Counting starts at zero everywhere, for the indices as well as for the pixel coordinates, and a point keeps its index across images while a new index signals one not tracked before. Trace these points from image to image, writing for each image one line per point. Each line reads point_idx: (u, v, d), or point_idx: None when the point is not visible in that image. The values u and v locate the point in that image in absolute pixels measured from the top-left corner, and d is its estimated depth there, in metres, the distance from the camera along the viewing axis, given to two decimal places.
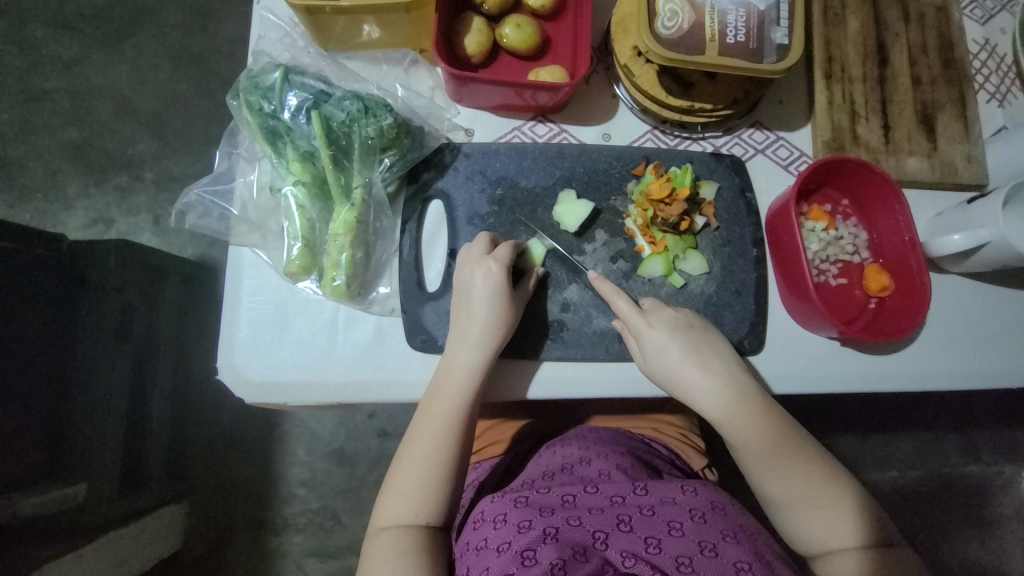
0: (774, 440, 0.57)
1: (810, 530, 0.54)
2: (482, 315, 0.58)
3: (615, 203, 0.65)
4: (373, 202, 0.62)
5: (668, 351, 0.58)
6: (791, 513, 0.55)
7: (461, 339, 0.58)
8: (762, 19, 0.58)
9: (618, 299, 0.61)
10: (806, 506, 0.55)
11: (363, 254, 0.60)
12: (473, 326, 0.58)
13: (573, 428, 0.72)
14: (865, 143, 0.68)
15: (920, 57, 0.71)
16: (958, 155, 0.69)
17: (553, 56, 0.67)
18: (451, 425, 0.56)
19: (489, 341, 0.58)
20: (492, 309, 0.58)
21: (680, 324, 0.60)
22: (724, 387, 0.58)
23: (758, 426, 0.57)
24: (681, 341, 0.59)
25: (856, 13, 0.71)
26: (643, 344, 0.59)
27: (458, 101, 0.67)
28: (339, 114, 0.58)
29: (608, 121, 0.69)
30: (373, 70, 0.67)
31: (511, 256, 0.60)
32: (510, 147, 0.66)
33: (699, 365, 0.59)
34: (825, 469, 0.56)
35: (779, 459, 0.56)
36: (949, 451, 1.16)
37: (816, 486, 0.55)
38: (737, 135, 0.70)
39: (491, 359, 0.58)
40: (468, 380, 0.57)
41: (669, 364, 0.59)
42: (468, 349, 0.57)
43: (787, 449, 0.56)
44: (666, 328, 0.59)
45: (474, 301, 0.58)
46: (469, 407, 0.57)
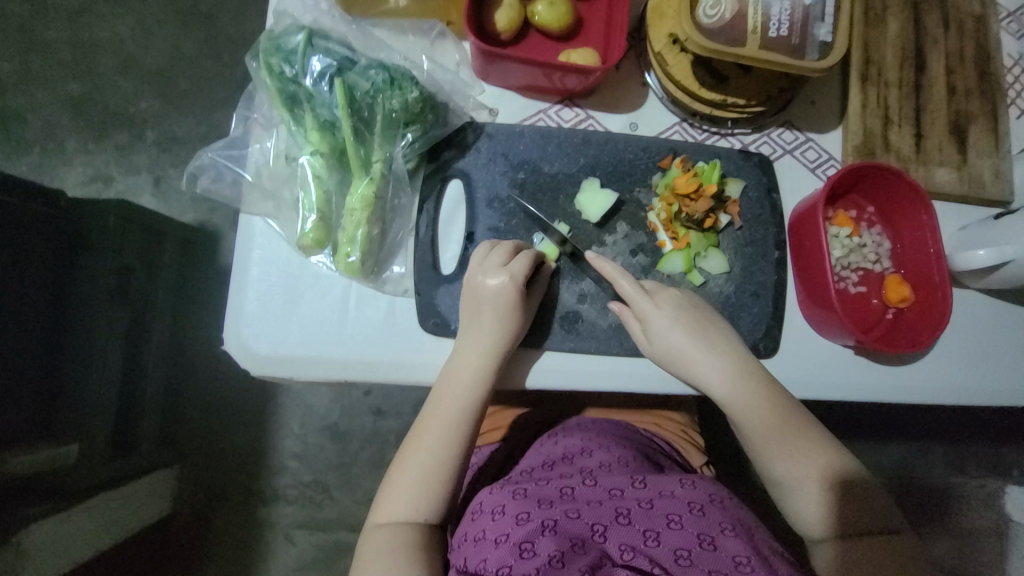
0: (782, 422, 0.56)
1: (813, 513, 0.54)
2: (494, 322, 0.57)
3: (639, 195, 0.64)
4: (392, 178, 0.60)
5: (671, 331, 0.57)
6: (792, 497, 0.55)
7: (474, 329, 0.57)
8: (806, 13, 0.56)
9: (622, 281, 0.59)
10: (811, 488, 0.54)
11: (379, 231, 0.59)
12: (485, 314, 0.57)
13: (575, 419, 0.72)
14: (895, 150, 0.67)
15: (957, 66, 0.69)
16: (986, 170, 0.67)
17: (585, 38, 0.65)
18: (461, 412, 0.56)
19: (505, 330, 0.57)
20: (504, 318, 0.57)
21: (681, 304, 0.59)
22: (730, 368, 0.57)
23: (763, 408, 0.56)
24: (685, 322, 0.58)
25: (897, 16, 0.69)
26: (648, 326, 0.58)
27: (484, 78, 0.64)
28: (364, 84, 0.56)
29: (636, 110, 0.67)
30: (399, 40, 0.64)
31: (527, 270, 0.57)
32: (536, 130, 0.64)
33: (709, 350, 0.58)
34: (829, 449, 0.56)
35: (788, 441, 0.55)
36: (936, 462, 1.18)
37: (819, 469, 0.55)
38: (767, 134, 0.68)
39: (505, 349, 0.57)
40: (480, 372, 0.56)
41: (671, 345, 0.58)
42: (480, 344, 0.56)
43: (794, 432, 0.56)
44: (670, 307, 0.58)
45: (488, 308, 0.57)
46: (481, 392, 0.56)
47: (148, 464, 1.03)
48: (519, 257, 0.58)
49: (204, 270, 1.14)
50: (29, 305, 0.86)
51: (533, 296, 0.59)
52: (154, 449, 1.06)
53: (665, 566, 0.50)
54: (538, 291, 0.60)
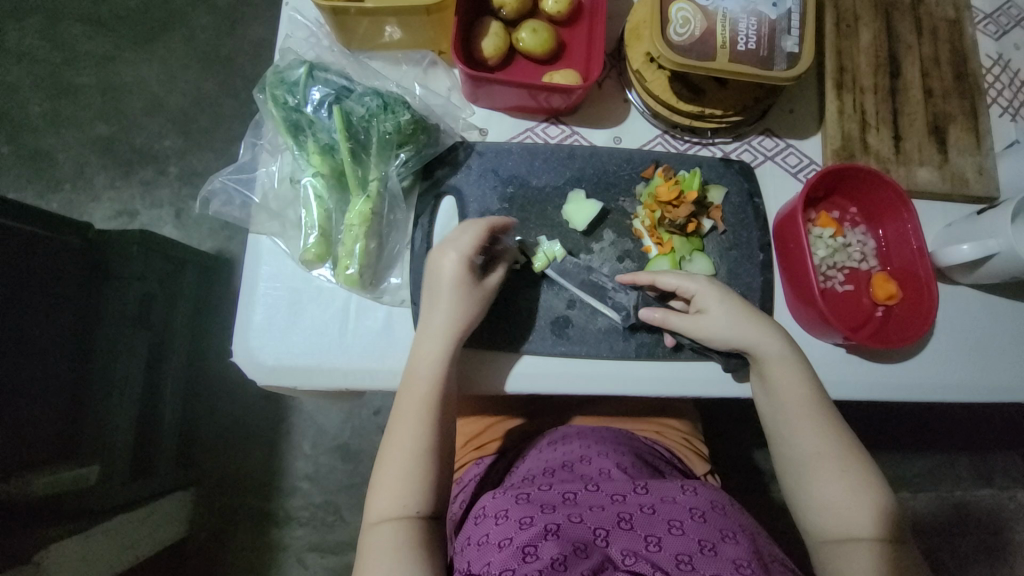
0: (809, 403, 0.59)
1: (834, 509, 0.56)
2: (452, 297, 0.58)
3: (624, 204, 0.67)
4: (388, 195, 0.64)
5: (719, 307, 0.60)
6: (806, 477, 0.58)
7: (432, 308, 0.59)
8: (773, 28, 0.59)
9: (663, 276, 0.61)
10: (835, 480, 0.57)
11: (377, 245, 0.63)
12: (434, 319, 0.58)
13: (574, 426, 0.73)
14: (874, 152, 0.69)
15: (933, 70, 0.71)
16: (969, 167, 0.69)
17: (568, 60, 0.69)
18: (433, 412, 0.57)
19: (468, 301, 0.59)
20: (465, 288, 0.58)
21: (725, 289, 0.61)
22: (786, 347, 0.59)
23: (798, 388, 0.58)
24: (733, 301, 0.60)
25: (869, 25, 0.72)
26: (699, 304, 0.60)
27: (474, 102, 0.69)
28: (359, 109, 0.61)
29: (620, 125, 0.70)
30: (393, 70, 0.69)
31: (473, 246, 0.58)
32: (523, 149, 0.67)
33: (754, 327, 0.59)
34: (851, 446, 0.58)
35: (811, 422, 0.58)
36: (962, 474, 1.14)
37: (836, 457, 0.58)
38: (747, 142, 0.70)
39: (466, 321, 0.58)
40: (441, 351, 0.58)
41: (718, 320, 0.59)
42: (433, 350, 0.58)
43: (818, 414, 0.58)
44: (724, 291, 0.60)
45: (446, 281, 0.58)
46: (443, 374, 0.58)
47: (165, 485, 1.07)
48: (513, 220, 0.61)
49: (220, 294, 1.19)
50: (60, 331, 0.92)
51: (489, 282, 0.60)
52: (171, 471, 1.09)
53: (668, 571, 0.51)
54: (495, 275, 0.61)
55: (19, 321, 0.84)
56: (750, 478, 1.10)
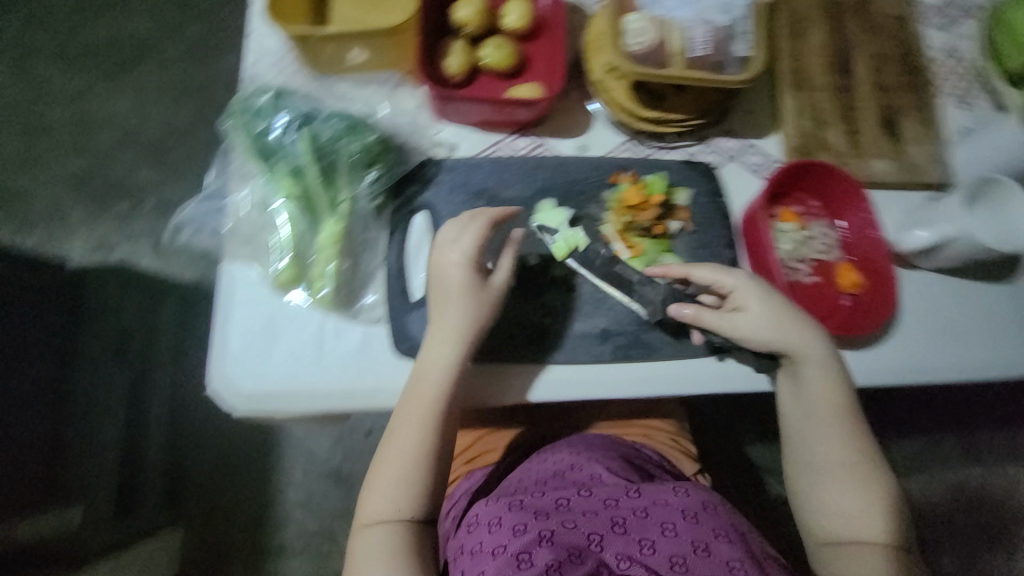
0: (839, 411, 0.61)
1: (837, 511, 0.60)
2: (460, 305, 0.57)
3: (593, 211, 0.68)
4: (359, 214, 0.65)
5: (761, 305, 0.60)
6: (820, 480, 0.62)
7: (442, 311, 0.58)
8: (724, 34, 0.62)
9: (698, 270, 0.62)
10: (846, 483, 0.61)
11: (350, 264, 0.64)
12: (445, 323, 0.58)
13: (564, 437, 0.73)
14: (831, 147, 0.71)
15: (881, 66, 0.74)
16: (924, 156, 0.71)
17: (532, 72, 0.71)
18: (436, 415, 0.57)
19: (479, 309, 0.58)
20: (473, 292, 0.58)
21: (767, 287, 0.61)
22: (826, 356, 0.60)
23: (828, 396, 0.61)
24: (773, 301, 0.60)
25: (816, 28, 0.75)
26: (737, 299, 0.61)
27: (442, 118, 0.70)
28: (325, 132, 0.63)
29: (585, 134, 0.72)
30: (360, 90, 0.69)
31: (474, 250, 0.58)
32: (491, 163, 0.69)
33: (795, 328, 0.60)
34: (871, 457, 0.61)
35: (836, 430, 0.61)
36: (951, 455, 1.16)
37: (854, 466, 0.61)
38: (710, 144, 0.72)
39: (477, 330, 0.58)
40: (448, 363, 0.57)
41: (755, 317, 0.60)
42: (441, 362, 0.57)
43: (845, 423, 0.61)
44: (766, 291, 0.61)
45: (454, 282, 0.58)
46: (447, 386, 0.57)
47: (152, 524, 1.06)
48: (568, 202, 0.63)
49: None
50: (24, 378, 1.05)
51: (495, 284, 0.59)
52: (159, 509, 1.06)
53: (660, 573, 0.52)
54: (501, 273, 0.60)
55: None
56: (745, 475, 1.11)
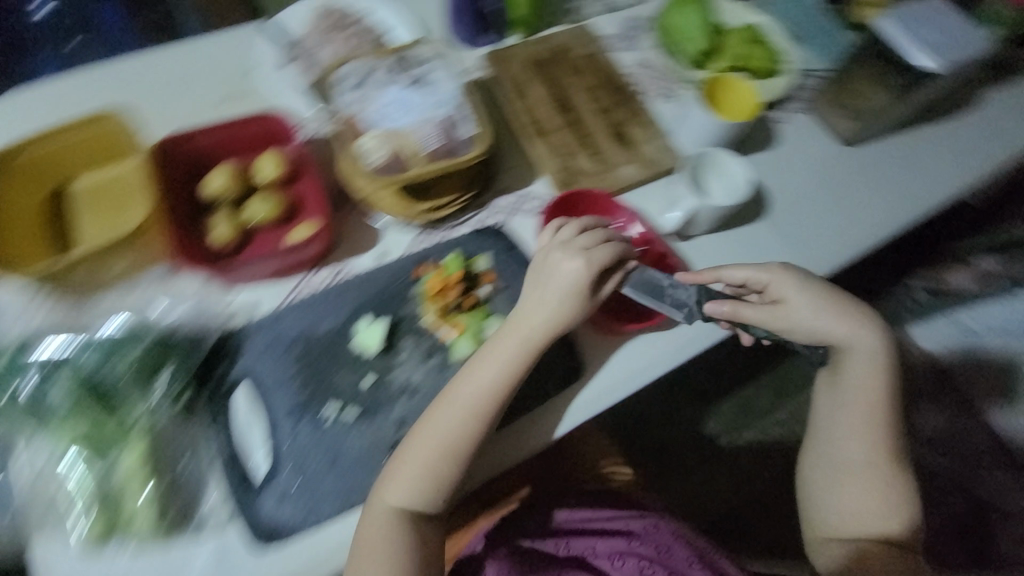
0: (870, 409, 0.68)
1: (850, 508, 0.69)
2: (495, 367, 0.63)
3: (410, 309, 0.70)
4: (164, 422, 0.61)
5: (797, 293, 0.69)
6: (845, 482, 0.69)
7: (481, 373, 0.63)
8: (446, 124, 0.70)
9: (723, 271, 0.71)
10: (864, 483, 0.68)
11: (172, 477, 0.59)
12: (479, 382, 0.63)
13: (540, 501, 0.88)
14: (586, 171, 0.81)
15: (595, 92, 0.87)
16: (657, 149, 0.83)
17: (305, 209, 0.73)
18: (445, 479, 0.61)
19: (512, 340, 0.64)
20: (556, 291, 0.66)
21: (806, 281, 0.70)
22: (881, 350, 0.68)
23: (864, 391, 0.68)
24: (819, 293, 0.69)
25: (534, 81, 0.85)
26: (771, 289, 0.70)
27: (234, 284, 0.69)
28: (87, 363, 0.60)
29: (379, 242, 0.75)
30: (131, 296, 0.68)
31: (573, 280, 0.65)
32: (296, 307, 0.69)
33: (832, 318, 0.69)
34: (892, 460, 0.69)
35: (866, 429, 0.68)
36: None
37: (869, 467, 0.68)
38: (491, 206, 0.79)
39: (515, 364, 0.64)
40: (466, 429, 0.61)
41: (796, 301, 0.69)
42: (483, 385, 0.63)
43: (875, 422, 0.68)
44: (797, 280, 0.69)
45: (543, 274, 0.67)
46: (486, 408, 0.62)
47: None
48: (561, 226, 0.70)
49: None
50: None
51: (512, 342, 0.64)
52: None
53: None
54: (580, 306, 0.66)
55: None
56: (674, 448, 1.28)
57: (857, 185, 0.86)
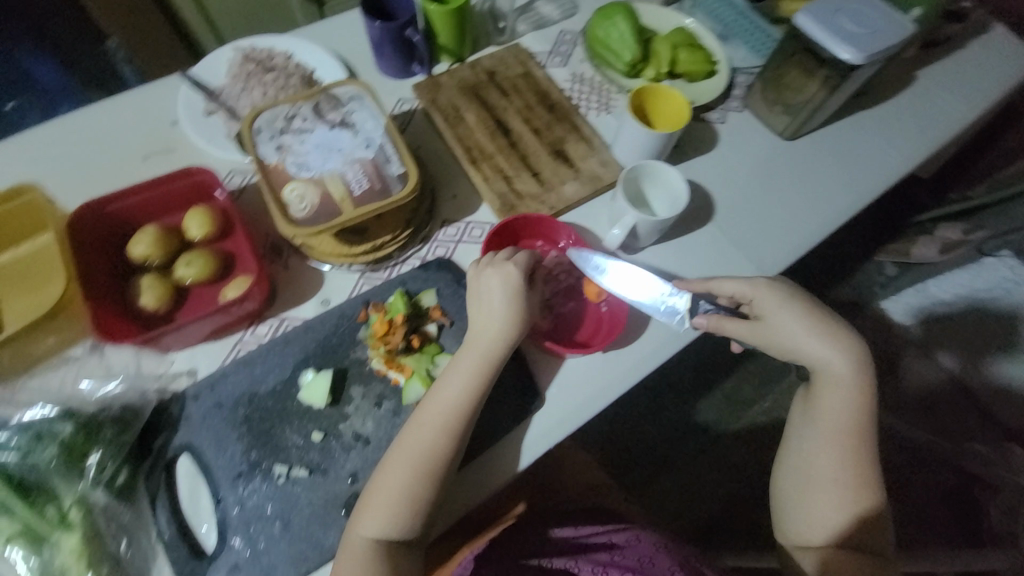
0: (840, 421, 0.66)
1: (806, 521, 0.67)
2: (464, 369, 0.63)
3: (356, 355, 0.69)
4: (101, 507, 0.58)
5: (782, 310, 0.67)
6: (811, 493, 0.67)
7: (451, 374, 0.63)
8: (375, 164, 0.70)
9: (716, 283, 0.71)
10: (829, 495, 0.66)
11: (113, 564, 0.57)
12: (447, 381, 0.63)
13: (519, 515, 0.84)
14: (527, 194, 0.81)
15: (530, 113, 0.87)
16: (597, 165, 0.83)
17: (238, 265, 0.71)
18: (420, 489, 0.58)
19: (473, 359, 0.63)
20: (510, 304, 0.65)
21: (789, 296, 0.68)
22: (852, 371, 0.65)
23: (839, 404, 0.66)
24: (800, 308, 0.67)
25: (467, 109, 0.86)
26: (755, 303, 0.68)
27: (168, 349, 0.67)
28: (11, 456, 0.56)
29: (322, 288, 0.74)
30: (57, 375, 0.65)
31: (518, 276, 0.66)
32: (238, 365, 0.67)
33: (813, 334, 0.66)
34: (862, 475, 0.66)
35: (836, 440, 0.66)
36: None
37: (836, 481, 0.66)
38: (435, 239, 0.79)
39: (477, 385, 0.62)
40: (440, 434, 0.60)
41: (771, 315, 0.67)
42: (449, 405, 0.61)
43: (846, 434, 0.66)
44: (785, 300, 0.67)
45: (493, 293, 0.66)
46: (454, 428, 0.61)
47: None
48: (517, 253, 0.69)
49: None
50: None
51: (481, 342, 0.64)
52: None
53: None
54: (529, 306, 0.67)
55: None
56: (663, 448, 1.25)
57: (799, 178, 0.86)
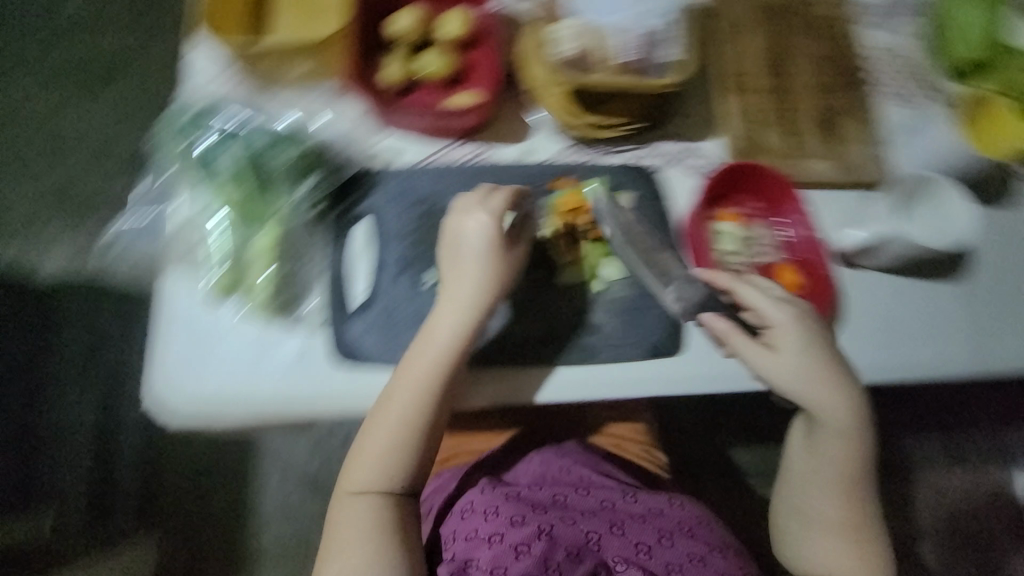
0: (842, 469, 0.62)
1: (820, 563, 0.65)
2: (467, 289, 0.60)
3: (532, 216, 0.68)
4: (297, 220, 0.65)
5: (799, 352, 0.59)
6: (805, 527, 0.66)
7: (455, 288, 0.60)
8: (646, 40, 0.66)
9: (741, 288, 0.60)
10: (827, 537, 0.64)
11: (291, 269, 0.64)
12: (457, 291, 0.60)
13: (549, 438, 0.79)
14: (772, 149, 0.70)
15: (823, 65, 0.73)
16: (865, 156, 0.70)
17: (472, 80, 0.72)
18: (422, 404, 0.59)
19: (462, 312, 0.60)
20: (487, 261, 0.60)
21: (810, 336, 0.59)
22: (846, 428, 0.60)
23: (844, 455, 0.61)
24: (808, 352, 0.59)
25: (757, 28, 0.74)
26: (765, 339, 0.60)
27: (385, 126, 0.70)
28: (263, 141, 0.66)
29: (528, 140, 0.72)
30: (297, 100, 0.70)
31: (505, 206, 0.62)
32: (436, 170, 0.70)
33: (831, 385, 0.59)
34: (862, 519, 0.64)
35: (834, 486, 0.63)
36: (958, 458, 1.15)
37: (837, 523, 0.64)
38: (652, 147, 0.72)
39: (467, 330, 0.60)
40: (444, 353, 0.59)
41: (795, 364, 0.59)
42: (434, 356, 0.59)
43: (848, 480, 0.62)
44: (798, 340, 0.59)
45: (467, 250, 0.60)
46: (437, 380, 0.59)
47: None
48: (491, 197, 0.62)
49: None
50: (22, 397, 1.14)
51: (502, 254, 0.61)
52: None
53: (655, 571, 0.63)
54: (519, 249, 0.62)
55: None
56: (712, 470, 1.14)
57: None
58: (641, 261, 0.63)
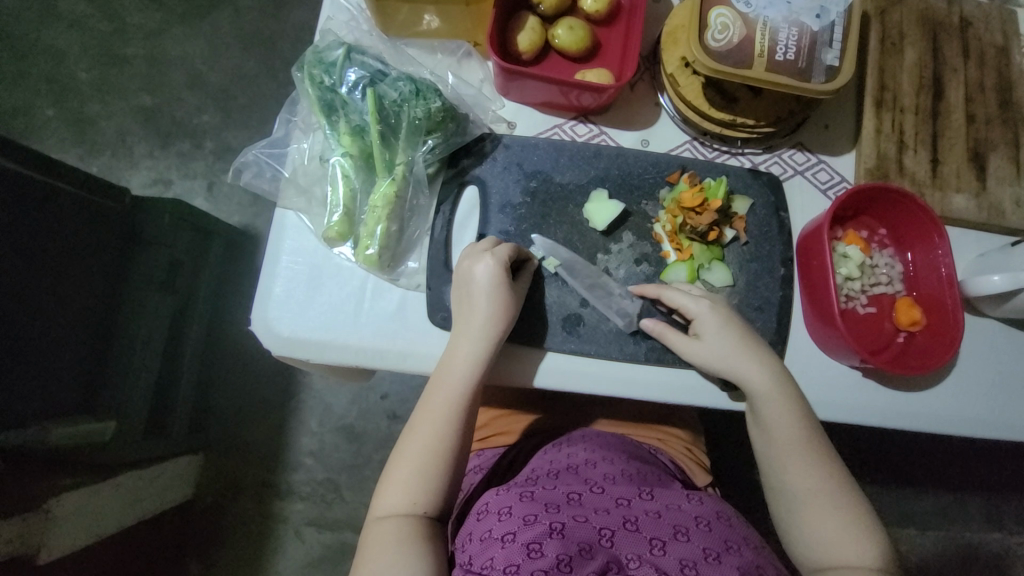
0: (798, 432, 0.57)
1: (820, 538, 0.55)
2: (489, 304, 0.58)
3: (645, 208, 0.66)
4: (413, 179, 0.65)
5: (720, 329, 0.59)
6: (793, 510, 0.56)
7: (469, 312, 0.59)
8: (814, 39, 0.58)
9: (668, 292, 0.61)
10: (820, 512, 0.55)
11: (398, 228, 0.64)
12: (474, 320, 0.58)
13: (579, 430, 0.73)
14: (909, 175, 0.67)
15: (978, 94, 0.69)
16: (1007, 198, 0.66)
17: (602, 59, 0.69)
18: (450, 426, 0.57)
19: (481, 343, 0.58)
20: (502, 297, 0.59)
21: (728, 316, 0.60)
22: (774, 386, 0.57)
23: (791, 422, 0.57)
24: (731, 323, 0.59)
25: (914, 44, 0.70)
26: (698, 323, 0.60)
27: (506, 94, 0.69)
28: (392, 94, 0.63)
29: (649, 128, 0.70)
30: (429, 58, 0.70)
31: (510, 253, 0.60)
32: (551, 145, 0.68)
33: (750, 352, 0.58)
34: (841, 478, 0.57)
35: (801, 451, 0.57)
36: (985, 523, 1.15)
37: (820, 491, 0.56)
38: (777, 154, 0.69)
39: (483, 362, 0.58)
40: (467, 375, 0.58)
41: (725, 346, 0.59)
42: (454, 392, 0.57)
43: (807, 443, 0.57)
44: (722, 315, 0.60)
45: (477, 290, 0.59)
46: (460, 415, 0.57)
47: (175, 448, 1.11)
48: (501, 244, 0.61)
49: (243, 268, 1.23)
50: (86, 301, 0.93)
51: (521, 283, 0.62)
52: (183, 435, 1.13)
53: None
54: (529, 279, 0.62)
55: (13, 270, 0.80)
56: (757, 499, 1.09)
57: None
58: (601, 274, 0.64)
